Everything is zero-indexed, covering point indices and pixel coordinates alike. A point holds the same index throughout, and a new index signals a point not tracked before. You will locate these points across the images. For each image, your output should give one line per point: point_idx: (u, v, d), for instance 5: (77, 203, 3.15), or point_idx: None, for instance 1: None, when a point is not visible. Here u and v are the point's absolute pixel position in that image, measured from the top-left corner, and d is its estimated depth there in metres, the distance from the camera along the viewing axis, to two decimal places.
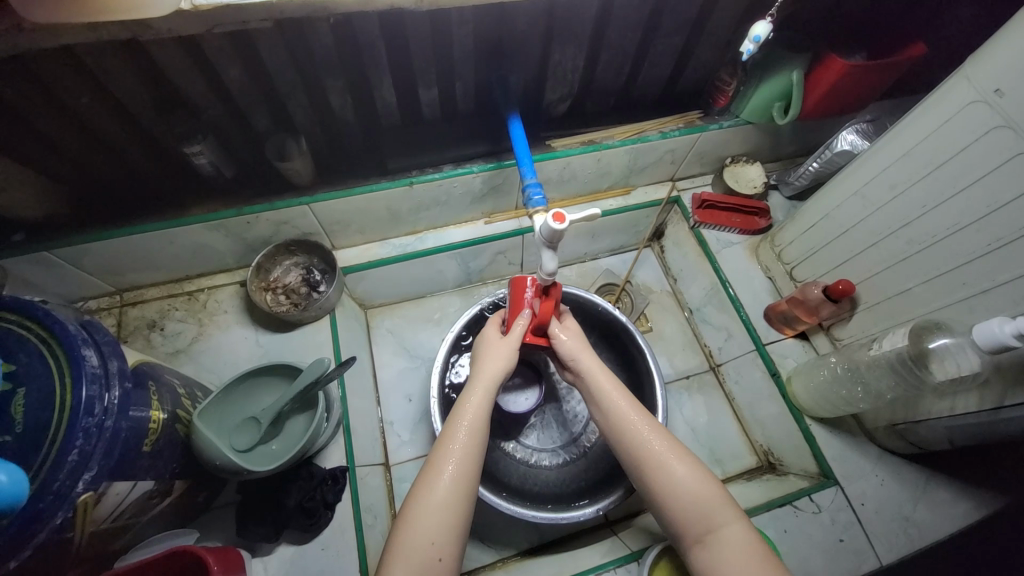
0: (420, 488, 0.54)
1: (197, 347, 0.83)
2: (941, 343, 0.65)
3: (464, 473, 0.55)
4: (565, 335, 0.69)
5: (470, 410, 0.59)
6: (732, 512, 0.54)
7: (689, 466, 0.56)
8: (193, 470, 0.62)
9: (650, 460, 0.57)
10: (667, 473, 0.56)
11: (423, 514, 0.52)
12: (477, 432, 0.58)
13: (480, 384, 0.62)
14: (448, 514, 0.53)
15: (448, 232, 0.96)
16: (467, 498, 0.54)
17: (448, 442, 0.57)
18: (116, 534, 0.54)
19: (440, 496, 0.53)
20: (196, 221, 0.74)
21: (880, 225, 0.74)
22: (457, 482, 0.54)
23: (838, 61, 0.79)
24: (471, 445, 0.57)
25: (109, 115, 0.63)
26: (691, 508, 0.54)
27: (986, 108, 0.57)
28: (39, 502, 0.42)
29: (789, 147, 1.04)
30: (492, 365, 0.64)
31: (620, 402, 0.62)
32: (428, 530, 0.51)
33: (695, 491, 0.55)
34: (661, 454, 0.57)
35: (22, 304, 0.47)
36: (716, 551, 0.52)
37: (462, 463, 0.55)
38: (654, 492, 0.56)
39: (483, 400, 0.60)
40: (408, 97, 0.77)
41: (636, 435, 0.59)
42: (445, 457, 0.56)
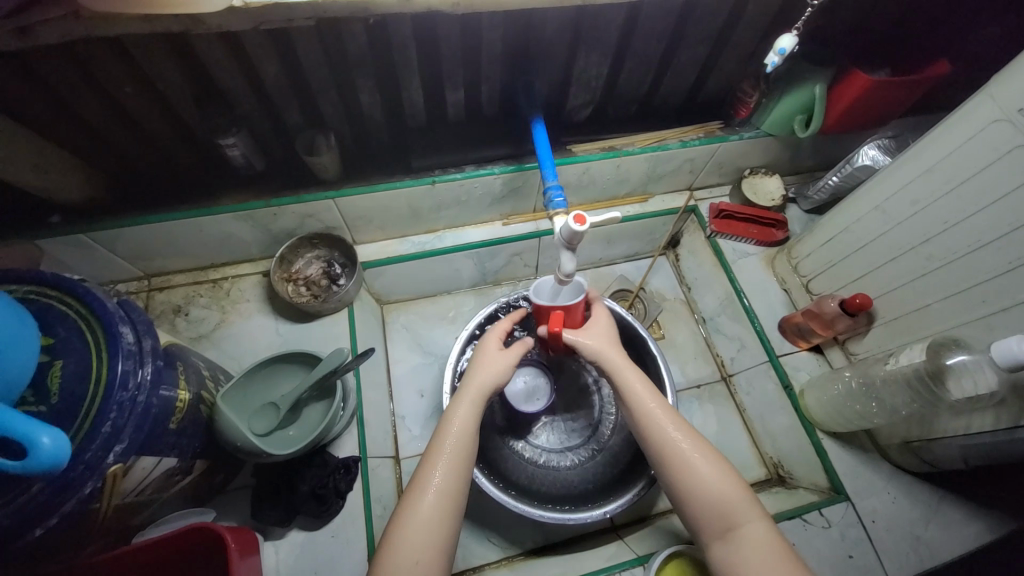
0: (417, 492, 0.55)
1: (219, 333, 0.85)
2: (959, 359, 0.65)
3: (452, 485, 0.56)
4: (586, 338, 0.69)
5: (460, 422, 0.60)
6: (751, 513, 0.54)
7: (711, 462, 0.57)
8: (213, 451, 0.64)
9: (672, 457, 0.58)
10: (690, 469, 0.57)
11: (414, 522, 0.53)
12: (465, 445, 0.59)
13: (468, 393, 0.63)
14: (439, 523, 0.54)
15: (467, 232, 0.98)
16: (457, 509, 0.56)
17: (438, 450, 0.58)
18: (139, 508, 0.56)
19: (430, 506, 0.54)
20: (225, 211, 0.77)
21: (900, 239, 0.74)
22: (445, 493, 0.55)
23: (862, 76, 0.79)
24: (457, 457, 0.58)
25: (150, 105, 0.66)
26: (713, 505, 0.55)
27: (1009, 127, 0.57)
28: (72, 471, 0.43)
29: (809, 160, 1.04)
30: (484, 376, 0.65)
31: (650, 397, 0.62)
32: (419, 537, 0.52)
33: (717, 489, 0.55)
34: (682, 450, 0.58)
35: (64, 282, 0.49)
36: (741, 547, 0.53)
37: (448, 476, 0.56)
38: (676, 487, 0.57)
39: (474, 410, 0.62)
40: (434, 98, 0.79)
41: (658, 433, 0.60)
42: (433, 468, 0.57)
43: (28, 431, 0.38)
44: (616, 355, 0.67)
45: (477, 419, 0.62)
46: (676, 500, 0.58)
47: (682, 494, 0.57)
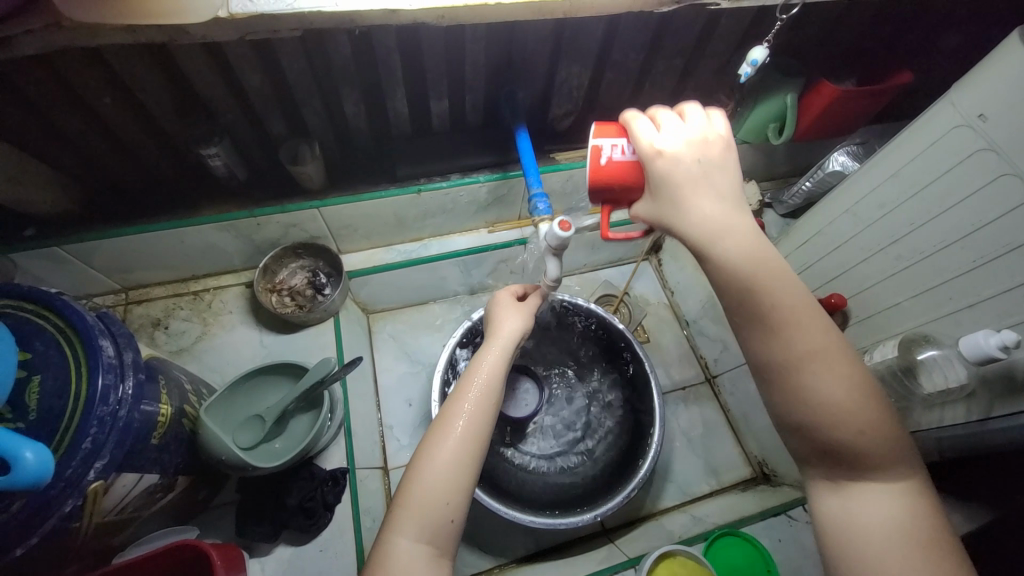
0: (437, 437, 0.53)
1: (201, 346, 0.83)
2: (929, 355, 0.69)
3: (474, 430, 0.54)
4: (648, 210, 0.52)
5: (486, 365, 0.59)
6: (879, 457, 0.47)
7: (844, 381, 0.47)
8: (196, 466, 0.62)
9: (795, 372, 0.47)
10: (819, 391, 0.46)
11: (431, 475, 0.50)
12: (488, 396, 0.56)
13: (502, 348, 0.61)
14: (456, 477, 0.51)
15: (453, 240, 0.98)
16: (480, 450, 0.53)
17: (460, 396, 0.56)
18: (119, 527, 0.54)
19: (443, 460, 0.51)
20: (207, 222, 0.76)
21: (870, 242, 0.77)
22: (462, 441, 0.52)
23: (829, 86, 0.83)
24: (483, 404, 0.55)
25: (130, 116, 0.65)
26: (851, 440, 0.46)
27: (971, 133, 0.60)
28: (52, 489, 0.42)
29: (783, 166, 1.08)
30: (507, 328, 0.63)
31: (758, 284, 0.47)
32: (434, 493, 0.50)
33: (852, 424, 0.46)
34: (820, 365, 0.46)
35: (41, 295, 0.48)
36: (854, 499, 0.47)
37: (472, 419, 0.54)
38: (798, 412, 0.47)
39: (503, 355, 0.60)
40: (419, 108, 0.80)
41: (788, 349, 0.47)
42: (456, 413, 0.54)
43: (8, 445, 0.36)
44: (694, 220, 0.48)
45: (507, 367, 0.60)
46: (795, 427, 0.48)
47: (801, 422, 0.48)
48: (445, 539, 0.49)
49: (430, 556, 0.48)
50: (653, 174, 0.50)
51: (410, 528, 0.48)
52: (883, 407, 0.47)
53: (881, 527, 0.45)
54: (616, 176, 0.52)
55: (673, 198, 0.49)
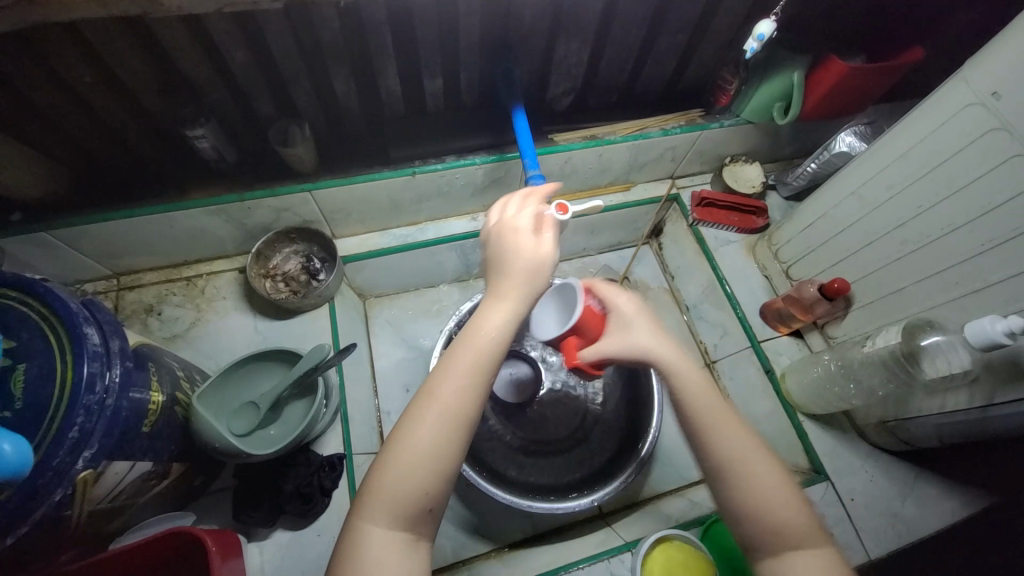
0: (417, 414, 0.48)
1: (195, 332, 0.83)
2: (933, 341, 0.67)
3: (461, 406, 0.48)
4: (616, 347, 0.57)
5: (483, 325, 0.51)
6: (810, 537, 0.49)
7: (774, 482, 0.50)
8: (191, 453, 0.62)
9: (733, 470, 0.51)
10: (752, 493, 0.50)
11: (408, 459, 0.46)
12: (480, 366, 0.50)
13: (506, 306, 0.52)
14: (436, 463, 0.46)
15: (449, 224, 0.96)
16: (465, 427, 0.48)
17: (445, 366, 0.49)
18: (114, 514, 0.54)
19: (421, 445, 0.46)
20: (197, 206, 0.74)
21: (875, 225, 0.75)
22: (443, 422, 0.47)
23: (838, 63, 0.80)
24: (472, 376, 0.49)
25: (112, 96, 0.63)
26: (782, 529, 0.49)
27: (983, 111, 0.58)
28: (39, 478, 0.41)
29: (788, 147, 1.05)
30: (516, 279, 0.53)
31: (710, 394, 0.54)
32: (410, 480, 0.46)
33: (781, 507, 0.49)
34: (752, 465, 0.51)
35: (23, 281, 0.46)
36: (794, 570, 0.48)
37: (456, 395, 0.48)
38: (739, 499, 0.50)
39: (507, 312, 0.52)
40: (411, 87, 0.77)
41: (724, 448, 0.51)
42: (441, 387, 0.48)
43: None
44: (663, 350, 0.56)
45: (513, 325, 0.52)
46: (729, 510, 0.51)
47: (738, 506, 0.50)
48: (422, 526, 0.47)
49: (406, 544, 0.46)
50: (615, 315, 0.61)
51: (383, 516, 0.45)
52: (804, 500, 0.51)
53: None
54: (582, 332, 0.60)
55: (628, 330, 0.59)
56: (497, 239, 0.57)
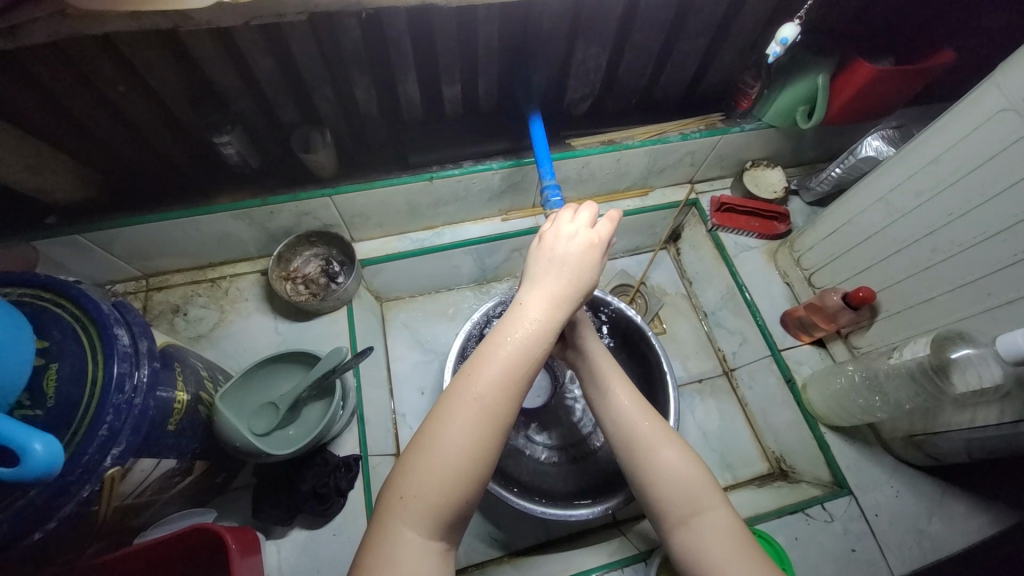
0: (449, 415, 0.47)
1: (218, 333, 0.85)
2: (963, 353, 0.64)
3: (495, 407, 0.47)
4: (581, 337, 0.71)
5: (527, 327, 0.50)
6: (714, 500, 0.54)
7: (676, 449, 0.57)
8: (213, 451, 0.63)
9: (640, 443, 0.58)
10: (658, 462, 0.56)
11: (440, 461, 0.46)
12: (518, 369, 0.48)
13: (548, 308, 0.52)
14: (468, 471, 0.46)
15: (466, 228, 0.97)
16: (501, 428, 0.47)
17: (482, 368, 0.48)
18: (139, 510, 0.55)
19: (455, 451, 0.46)
20: (221, 210, 0.76)
21: (904, 233, 0.73)
22: (478, 428, 0.47)
23: (865, 65, 0.78)
24: (508, 379, 0.48)
25: (142, 104, 0.65)
26: (683, 492, 0.55)
27: (1015, 117, 0.56)
28: (69, 475, 0.43)
29: (811, 152, 1.03)
30: (562, 282, 0.53)
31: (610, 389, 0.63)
32: (443, 484, 0.46)
33: (687, 476, 0.55)
34: (654, 442, 0.58)
35: (58, 283, 0.48)
36: (701, 532, 0.53)
37: (493, 399, 0.47)
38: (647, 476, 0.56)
39: (552, 314, 0.51)
40: (430, 93, 0.78)
41: (631, 423, 0.60)
42: (474, 385, 0.48)
43: (21, 441, 0.36)
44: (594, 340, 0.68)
45: (551, 327, 0.51)
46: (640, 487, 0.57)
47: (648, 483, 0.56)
48: (453, 531, 0.47)
49: (437, 549, 0.46)
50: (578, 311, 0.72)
51: (419, 521, 0.45)
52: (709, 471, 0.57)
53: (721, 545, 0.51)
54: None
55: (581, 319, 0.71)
56: (555, 236, 0.56)
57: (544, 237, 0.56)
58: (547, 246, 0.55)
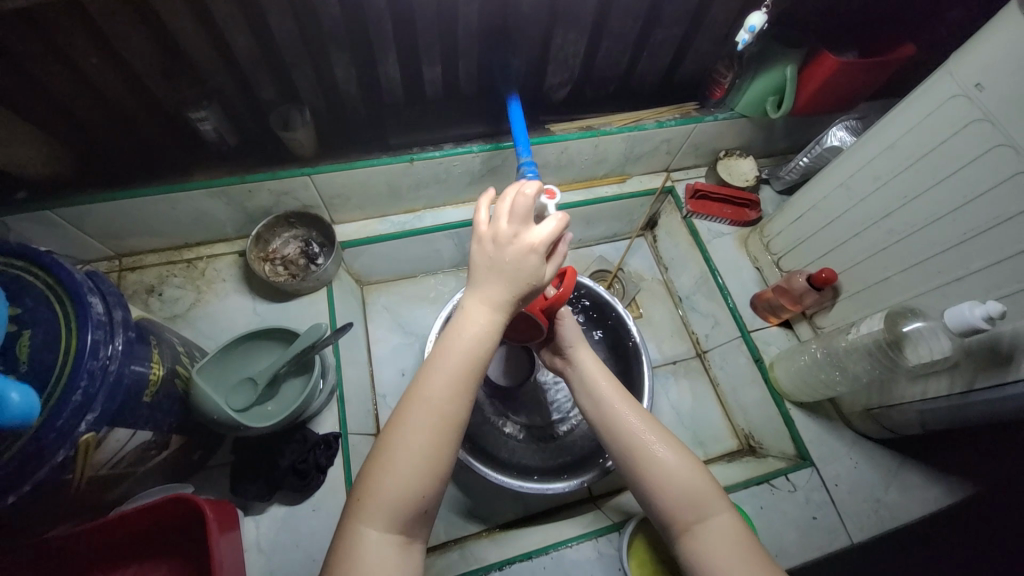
0: (407, 418, 0.48)
1: (194, 313, 0.84)
2: (914, 327, 0.68)
3: (447, 410, 0.49)
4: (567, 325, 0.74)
5: (473, 331, 0.51)
6: (718, 502, 0.56)
7: (676, 452, 0.59)
8: (191, 426, 0.63)
9: (641, 450, 0.60)
10: (659, 464, 0.58)
11: (398, 462, 0.47)
12: (463, 375, 0.50)
13: (490, 317, 0.51)
14: (426, 469, 0.47)
15: (446, 212, 0.98)
16: (454, 430, 0.49)
17: (433, 372, 0.50)
18: (114, 483, 0.55)
19: (413, 449, 0.47)
20: (198, 188, 0.75)
21: (863, 215, 0.77)
22: (433, 429, 0.48)
23: (830, 58, 0.82)
24: (456, 383, 0.49)
25: (116, 77, 0.64)
26: (687, 492, 0.56)
27: (966, 102, 0.60)
28: (43, 439, 0.43)
29: (781, 142, 1.07)
30: (501, 281, 0.52)
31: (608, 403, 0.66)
32: (404, 483, 0.47)
33: (687, 480, 0.57)
34: (654, 446, 0.60)
35: (29, 251, 0.48)
36: (707, 533, 0.55)
37: (444, 402, 0.49)
38: (651, 483, 0.58)
39: (494, 319, 0.52)
40: (411, 74, 0.79)
41: (627, 427, 0.62)
42: (427, 387, 0.49)
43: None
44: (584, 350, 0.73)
45: (495, 329, 0.52)
46: (643, 493, 0.59)
47: (650, 488, 0.58)
48: (417, 527, 0.48)
49: (401, 543, 0.47)
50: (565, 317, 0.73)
51: (383, 518, 0.47)
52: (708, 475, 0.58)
53: (728, 545, 0.53)
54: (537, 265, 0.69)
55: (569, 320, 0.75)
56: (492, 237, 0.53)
57: (482, 238, 0.53)
58: (488, 251, 0.53)
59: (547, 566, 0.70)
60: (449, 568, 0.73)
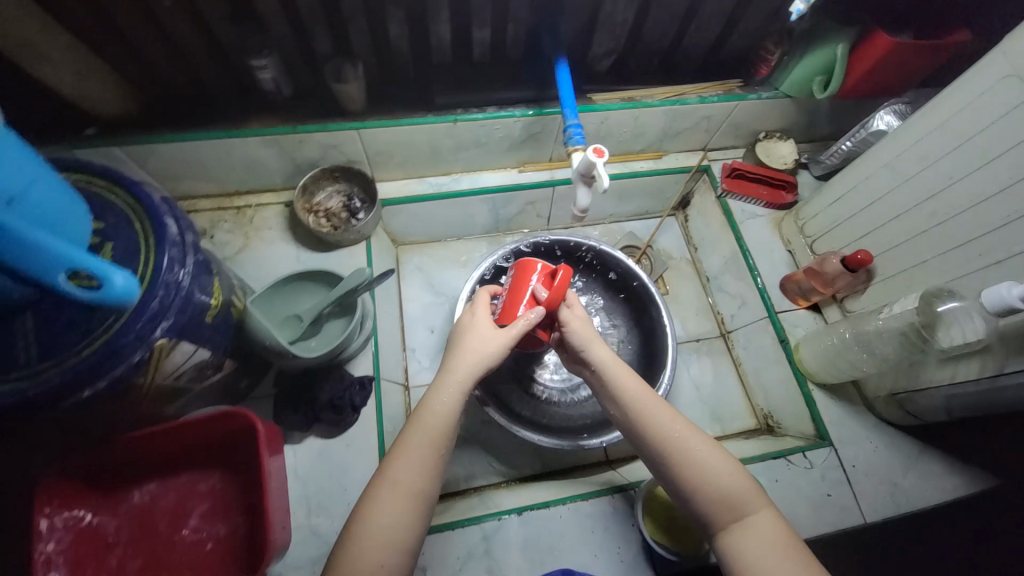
0: (378, 492, 0.54)
1: (242, 257, 0.88)
2: (950, 307, 0.68)
3: (412, 485, 0.54)
4: (573, 327, 0.67)
5: (437, 409, 0.57)
6: (760, 501, 0.56)
7: (713, 453, 0.58)
8: (241, 353, 0.67)
9: (677, 453, 0.58)
10: (697, 466, 0.57)
11: (371, 527, 0.52)
12: (428, 453, 0.56)
13: (454, 383, 0.59)
14: (394, 536, 0.52)
15: (483, 177, 1.00)
16: (417, 503, 0.54)
17: (400, 450, 0.55)
18: (173, 396, 0.60)
19: (382, 520, 0.52)
20: (254, 134, 0.79)
21: (905, 198, 0.76)
22: (399, 498, 0.53)
23: (884, 38, 0.80)
24: (421, 459, 0.55)
25: (186, 21, 0.68)
26: (723, 499, 0.55)
27: (1018, 82, 0.59)
28: (123, 338, 0.47)
29: (824, 126, 1.05)
30: (469, 356, 0.61)
31: (638, 400, 0.62)
32: (375, 548, 0.51)
33: (727, 481, 0.56)
34: (691, 445, 0.58)
35: (113, 172, 0.52)
36: (750, 534, 0.54)
37: (409, 479, 0.54)
38: (689, 483, 0.57)
39: (456, 401, 0.58)
40: (460, 35, 0.80)
41: (660, 427, 0.60)
42: (396, 464, 0.55)
43: (103, 269, 0.39)
44: (601, 348, 0.66)
45: (456, 406, 0.58)
46: (682, 494, 0.58)
47: (689, 490, 0.57)
48: None
49: None
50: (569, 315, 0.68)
51: None
52: (745, 475, 0.57)
53: (769, 545, 0.53)
54: (522, 277, 0.68)
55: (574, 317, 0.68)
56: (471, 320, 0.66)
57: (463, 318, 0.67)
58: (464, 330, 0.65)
59: (563, 515, 0.73)
60: (469, 512, 0.77)
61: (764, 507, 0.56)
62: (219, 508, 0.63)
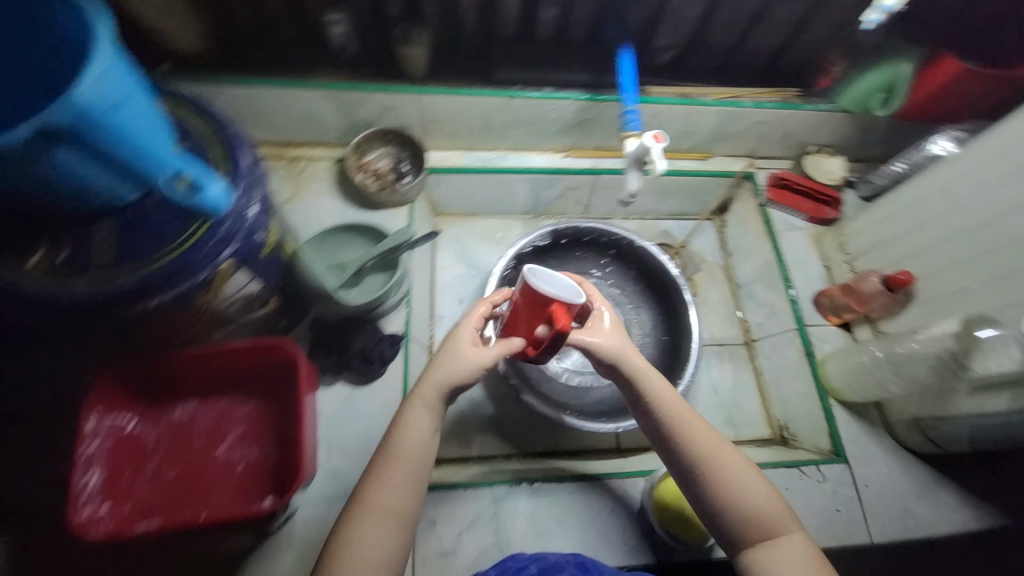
0: (369, 490, 0.53)
1: (290, 206, 0.91)
2: (988, 333, 0.68)
3: (401, 487, 0.53)
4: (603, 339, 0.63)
5: (427, 413, 0.56)
6: (791, 522, 0.56)
7: (744, 469, 0.58)
8: (284, 292, 0.70)
9: (709, 468, 0.57)
10: (726, 484, 0.57)
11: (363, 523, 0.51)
12: (420, 454, 0.55)
13: (442, 383, 0.57)
14: (386, 532, 0.52)
15: (528, 156, 1.02)
16: (406, 503, 0.53)
17: (395, 448, 0.55)
18: (220, 323, 0.62)
19: (378, 513, 0.52)
20: (319, 87, 0.82)
21: (962, 222, 0.75)
22: (391, 496, 0.53)
23: (953, 61, 0.80)
24: (412, 459, 0.54)
25: None
26: (755, 519, 0.55)
27: None
28: (193, 255, 0.49)
29: (876, 146, 1.04)
30: (459, 362, 0.58)
31: (669, 408, 0.61)
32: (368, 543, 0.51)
33: (758, 499, 0.56)
34: (724, 459, 0.58)
35: (195, 101, 0.55)
36: (780, 552, 0.54)
37: (400, 479, 0.53)
38: (720, 499, 0.57)
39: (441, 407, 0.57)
40: (528, 11, 0.82)
41: (691, 442, 0.59)
42: (386, 467, 0.54)
43: (202, 175, 0.46)
44: (635, 355, 0.63)
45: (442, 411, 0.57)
46: (710, 508, 0.58)
47: (720, 507, 0.57)
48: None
49: None
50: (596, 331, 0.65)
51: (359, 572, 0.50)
52: (774, 491, 0.57)
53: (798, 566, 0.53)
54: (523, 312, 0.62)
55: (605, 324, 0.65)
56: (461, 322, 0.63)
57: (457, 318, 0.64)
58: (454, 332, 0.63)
59: (573, 492, 0.75)
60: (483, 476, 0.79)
61: (795, 528, 0.56)
62: (254, 432, 0.66)
